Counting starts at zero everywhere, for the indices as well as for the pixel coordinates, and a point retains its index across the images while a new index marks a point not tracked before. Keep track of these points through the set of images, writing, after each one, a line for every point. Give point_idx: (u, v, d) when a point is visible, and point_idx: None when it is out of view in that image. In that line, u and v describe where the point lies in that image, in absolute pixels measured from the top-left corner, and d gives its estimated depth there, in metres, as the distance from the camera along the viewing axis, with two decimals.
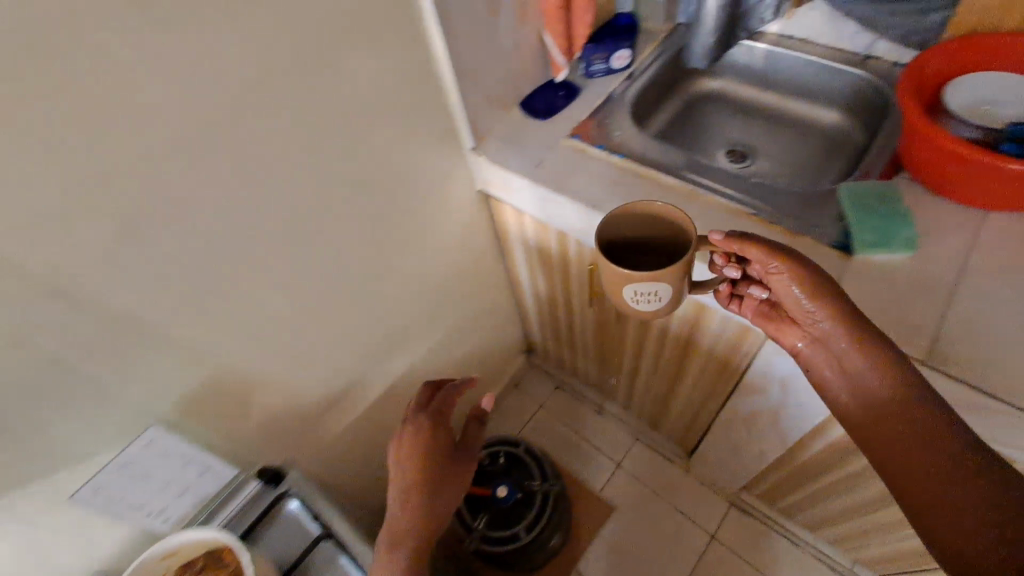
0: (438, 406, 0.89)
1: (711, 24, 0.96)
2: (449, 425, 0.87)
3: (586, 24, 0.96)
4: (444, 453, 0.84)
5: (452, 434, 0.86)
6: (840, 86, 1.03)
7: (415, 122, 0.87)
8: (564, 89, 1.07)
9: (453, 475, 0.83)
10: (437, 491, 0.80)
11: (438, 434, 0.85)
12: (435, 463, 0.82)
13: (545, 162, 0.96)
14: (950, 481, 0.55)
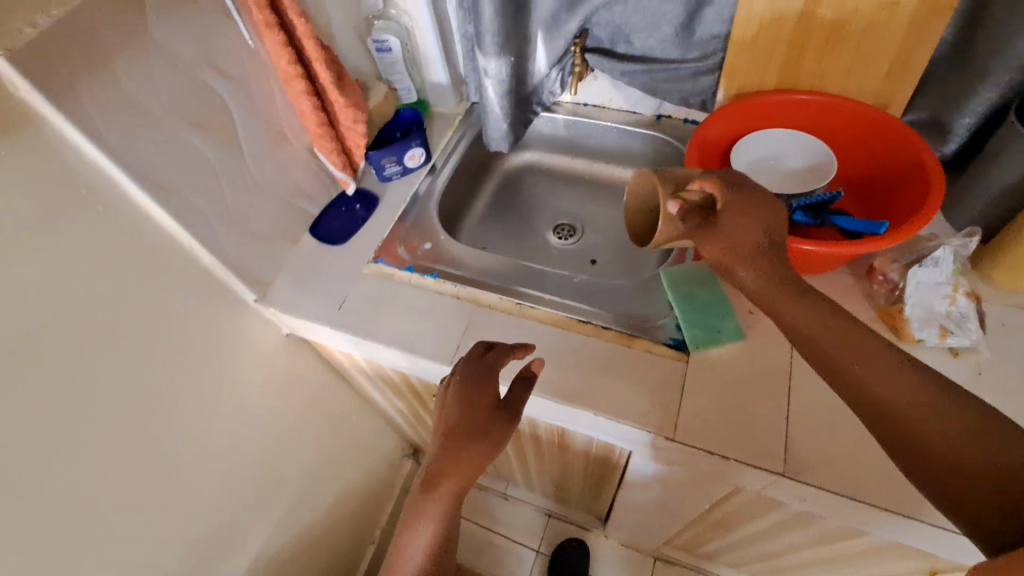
0: (476, 361, 0.65)
1: (498, 112, 0.91)
2: (488, 380, 0.64)
3: (362, 136, 0.86)
4: (478, 420, 0.61)
5: (493, 393, 0.63)
6: (640, 148, 1.03)
7: (162, 304, 0.67)
8: (361, 199, 0.93)
9: (489, 442, 0.61)
10: (465, 455, 0.59)
11: (473, 390, 0.63)
12: (472, 432, 0.60)
13: (349, 300, 0.82)
14: (880, 380, 0.47)
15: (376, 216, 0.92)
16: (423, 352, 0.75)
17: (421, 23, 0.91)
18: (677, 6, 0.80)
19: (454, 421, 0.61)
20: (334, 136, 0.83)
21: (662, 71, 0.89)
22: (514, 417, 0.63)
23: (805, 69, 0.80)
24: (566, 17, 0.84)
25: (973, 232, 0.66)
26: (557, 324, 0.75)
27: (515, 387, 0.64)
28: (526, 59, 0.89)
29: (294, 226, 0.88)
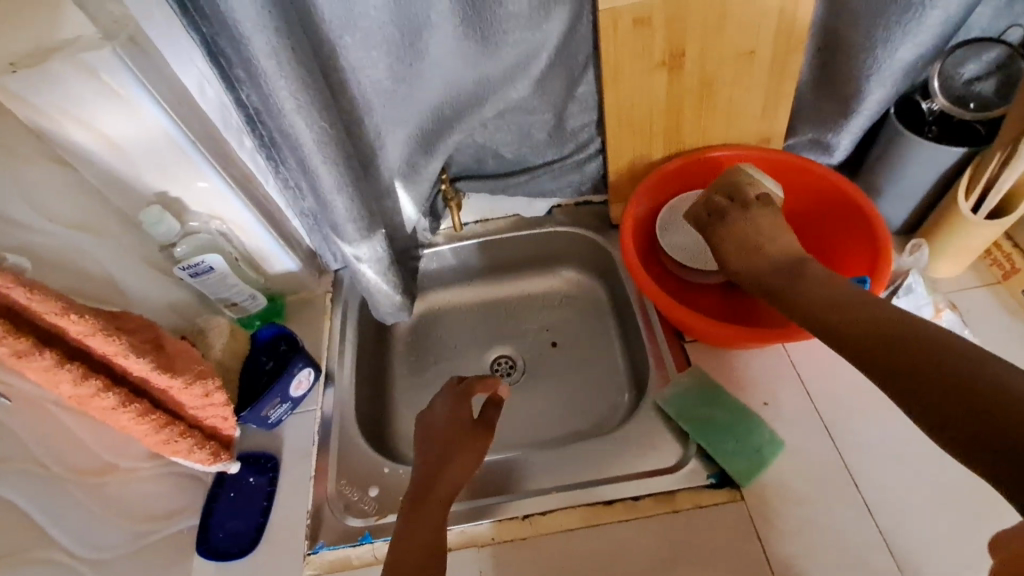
0: (440, 402, 0.59)
1: (384, 287, 0.72)
2: (461, 405, 0.58)
3: (226, 403, 0.60)
4: (454, 439, 0.56)
5: (466, 416, 0.57)
6: (546, 246, 0.90)
7: None
8: (250, 465, 0.67)
9: (465, 446, 0.55)
10: (449, 474, 0.53)
11: (451, 430, 0.57)
12: (456, 449, 0.55)
13: None
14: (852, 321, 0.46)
15: (296, 480, 0.67)
16: None
17: (236, 218, 0.68)
18: (545, 111, 0.71)
19: (429, 435, 0.56)
20: (185, 427, 0.58)
21: (543, 173, 0.79)
22: (491, 432, 0.58)
23: (688, 131, 0.75)
24: (425, 159, 0.70)
25: (917, 243, 0.69)
26: (586, 526, 0.61)
27: (486, 409, 0.59)
28: (395, 216, 0.72)
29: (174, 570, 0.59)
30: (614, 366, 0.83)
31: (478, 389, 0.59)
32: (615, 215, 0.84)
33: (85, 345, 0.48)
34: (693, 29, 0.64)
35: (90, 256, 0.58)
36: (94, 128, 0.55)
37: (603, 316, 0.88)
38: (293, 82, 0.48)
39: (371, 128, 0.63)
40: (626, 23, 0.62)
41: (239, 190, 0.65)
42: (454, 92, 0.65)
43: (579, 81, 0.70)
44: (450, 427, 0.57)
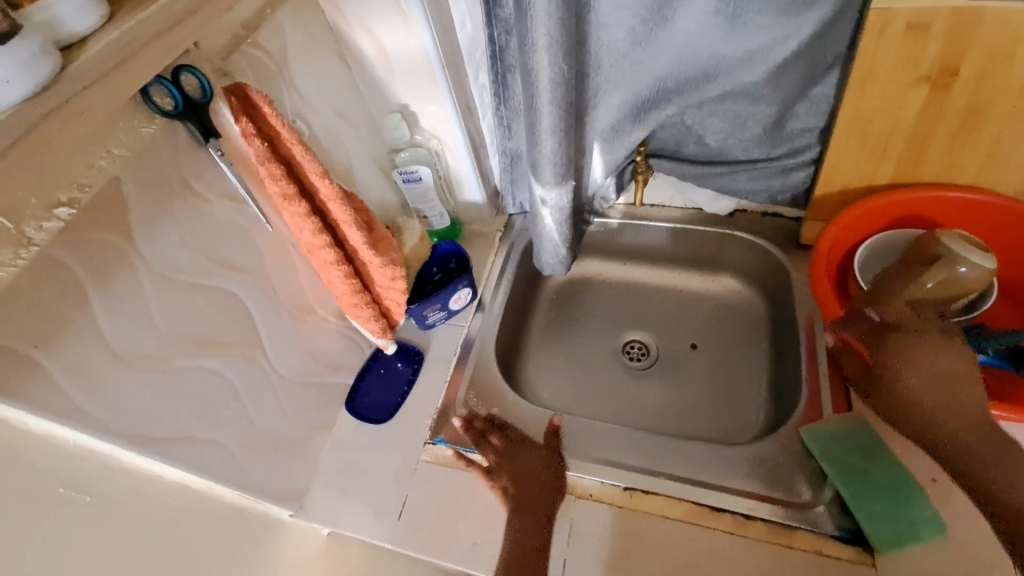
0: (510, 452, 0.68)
1: (556, 237, 0.76)
2: (530, 461, 0.67)
3: (402, 292, 0.69)
4: (527, 495, 0.63)
5: (538, 469, 0.66)
6: (716, 248, 0.87)
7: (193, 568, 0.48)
8: (401, 353, 0.76)
9: (541, 500, 0.63)
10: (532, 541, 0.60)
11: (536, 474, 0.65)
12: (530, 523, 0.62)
13: (411, 502, 0.65)
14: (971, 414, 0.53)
15: (434, 378, 0.75)
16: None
17: (451, 143, 0.77)
18: (770, 106, 0.68)
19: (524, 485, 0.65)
20: (370, 299, 0.68)
21: (742, 170, 0.76)
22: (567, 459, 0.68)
23: (929, 160, 0.66)
24: (631, 128, 0.71)
25: None
26: (688, 520, 0.60)
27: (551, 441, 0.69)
28: (583, 174, 0.75)
29: (328, 413, 0.70)
30: (752, 387, 0.79)
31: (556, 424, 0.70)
32: (808, 233, 0.78)
33: (326, 207, 0.59)
34: (985, 43, 0.56)
35: (343, 143, 0.70)
36: (376, 39, 0.66)
37: (755, 335, 0.84)
38: (551, 24, 0.53)
39: (593, 86, 0.66)
40: (897, 27, 0.57)
41: (462, 118, 0.74)
42: (683, 67, 0.65)
43: (818, 81, 0.67)
44: (523, 478, 0.65)
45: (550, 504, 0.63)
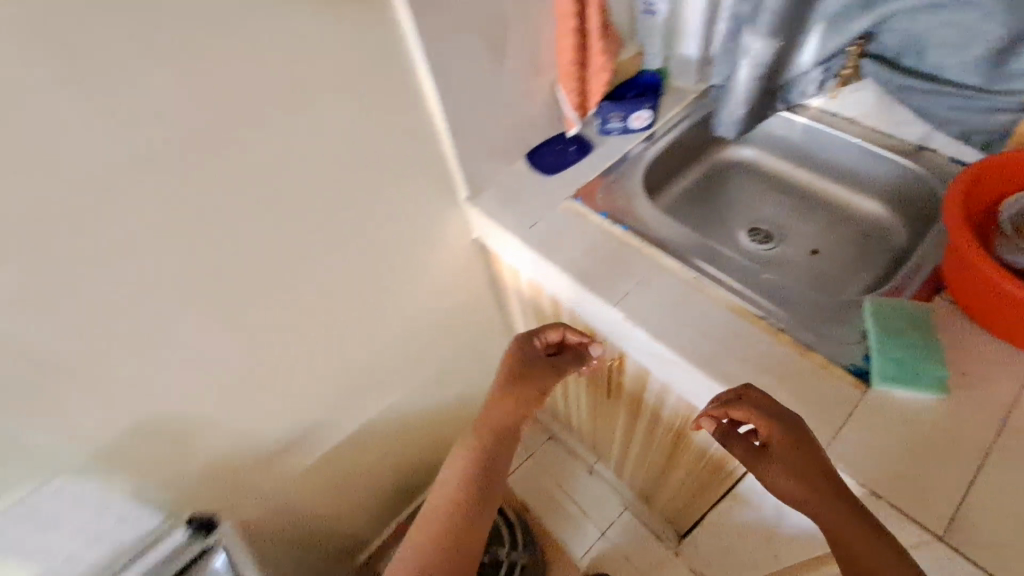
0: (512, 351, 0.88)
1: (740, 97, 0.88)
2: (568, 355, 0.88)
3: (603, 82, 0.92)
4: (524, 367, 0.86)
5: (540, 358, 0.87)
6: (882, 174, 0.93)
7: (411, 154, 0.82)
8: (578, 143, 1.00)
9: (530, 388, 0.86)
10: (478, 476, 0.82)
11: (526, 357, 0.87)
12: (488, 437, 0.85)
13: (540, 223, 0.91)
14: (813, 501, 0.59)
15: (592, 164, 0.98)
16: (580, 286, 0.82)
17: None
18: (1005, 28, 0.70)
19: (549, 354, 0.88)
20: (581, 77, 0.92)
21: (948, 97, 0.79)
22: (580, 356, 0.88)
23: None
24: (856, 16, 0.79)
25: None
26: (726, 318, 0.75)
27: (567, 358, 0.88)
28: (792, 52, 0.85)
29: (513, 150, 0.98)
30: (846, 289, 0.89)
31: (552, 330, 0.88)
32: None
33: None
34: None
35: None
36: None
37: (874, 256, 0.92)
38: None
39: None
40: None
41: None
42: None
43: None
44: (552, 370, 0.86)
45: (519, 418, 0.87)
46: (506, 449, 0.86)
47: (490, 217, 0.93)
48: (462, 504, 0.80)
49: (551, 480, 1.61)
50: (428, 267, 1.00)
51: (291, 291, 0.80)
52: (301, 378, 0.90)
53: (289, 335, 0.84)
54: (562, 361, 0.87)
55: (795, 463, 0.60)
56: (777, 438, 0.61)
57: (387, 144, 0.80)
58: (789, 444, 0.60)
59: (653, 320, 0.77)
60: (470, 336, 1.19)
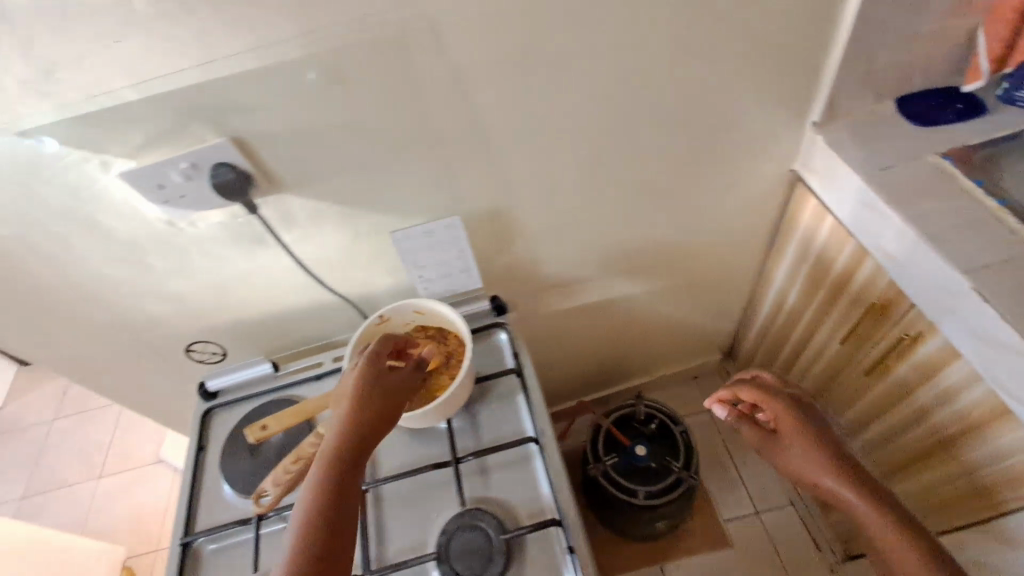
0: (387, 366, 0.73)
1: None
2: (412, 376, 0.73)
3: None
4: (382, 394, 0.70)
5: (402, 382, 0.72)
6: None
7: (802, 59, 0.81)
8: (967, 103, 0.89)
9: (373, 400, 0.69)
10: (358, 411, 0.68)
11: (393, 376, 0.72)
12: (360, 390, 0.70)
13: (896, 168, 0.84)
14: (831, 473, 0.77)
15: (981, 128, 0.86)
16: (920, 240, 0.76)
17: None
18: None
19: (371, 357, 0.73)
20: (1018, 30, 0.79)
21: None
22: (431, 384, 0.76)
23: None
24: None
25: None
26: None
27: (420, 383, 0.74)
28: None
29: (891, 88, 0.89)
30: None
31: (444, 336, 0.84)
32: None
33: None
34: None
35: None
36: None
37: None
38: None
39: None
40: None
41: None
42: None
43: None
44: (392, 395, 0.70)
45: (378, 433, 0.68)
46: (387, 417, 0.70)
47: (834, 150, 0.89)
48: (330, 477, 0.63)
49: (721, 439, 1.61)
50: (737, 175, 1.01)
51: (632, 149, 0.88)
52: (594, 234, 1.01)
53: (604, 186, 0.94)
54: (398, 373, 0.72)
55: (819, 457, 0.77)
56: (798, 437, 0.80)
57: (786, 31, 0.80)
58: (811, 442, 0.79)
59: (1013, 302, 0.69)
60: (724, 260, 1.21)
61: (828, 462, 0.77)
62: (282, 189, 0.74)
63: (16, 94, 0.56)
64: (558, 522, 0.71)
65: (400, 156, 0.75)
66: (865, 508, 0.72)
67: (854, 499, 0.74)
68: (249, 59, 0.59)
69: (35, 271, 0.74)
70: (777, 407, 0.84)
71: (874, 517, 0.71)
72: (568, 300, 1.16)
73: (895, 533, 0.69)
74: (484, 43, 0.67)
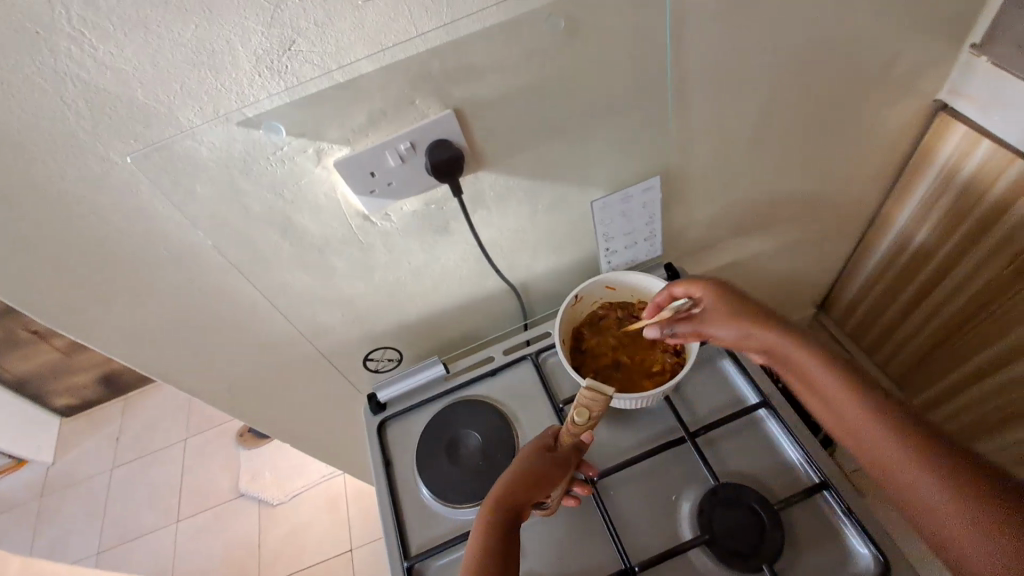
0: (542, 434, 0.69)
1: None
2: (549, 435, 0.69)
3: None
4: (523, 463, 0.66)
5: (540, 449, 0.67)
6: None
7: None
8: None
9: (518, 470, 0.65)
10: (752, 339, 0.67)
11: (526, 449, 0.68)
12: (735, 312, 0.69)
13: None
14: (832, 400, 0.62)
15: None
16: None
17: None
18: None
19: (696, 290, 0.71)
20: None
21: None
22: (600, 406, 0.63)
23: None
24: None
25: None
26: None
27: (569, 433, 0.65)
28: None
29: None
30: None
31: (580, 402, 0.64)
32: None
33: None
34: None
35: None
36: None
37: None
38: None
39: None
40: None
41: None
42: None
43: None
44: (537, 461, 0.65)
45: (526, 500, 0.63)
46: (543, 479, 0.64)
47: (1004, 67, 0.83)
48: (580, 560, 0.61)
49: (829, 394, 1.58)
50: (885, 115, 0.95)
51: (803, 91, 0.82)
52: (746, 190, 0.96)
53: None
54: (542, 446, 0.67)
55: (885, 441, 0.55)
56: (857, 419, 0.58)
57: None
58: (871, 426, 0.57)
59: None
60: (850, 208, 1.17)
61: (868, 418, 0.57)
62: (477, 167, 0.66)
63: (246, 75, 0.49)
64: (826, 486, 0.67)
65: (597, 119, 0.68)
66: (909, 471, 0.53)
67: (904, 459, 0.54)
68: (496, 13, 0.53)
69: (218, 291, 0.66)
70: (883, 426, 0.56)
71: (918, 487, 0.52)
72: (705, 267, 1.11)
73: (941, 487, 0.51)
74: None
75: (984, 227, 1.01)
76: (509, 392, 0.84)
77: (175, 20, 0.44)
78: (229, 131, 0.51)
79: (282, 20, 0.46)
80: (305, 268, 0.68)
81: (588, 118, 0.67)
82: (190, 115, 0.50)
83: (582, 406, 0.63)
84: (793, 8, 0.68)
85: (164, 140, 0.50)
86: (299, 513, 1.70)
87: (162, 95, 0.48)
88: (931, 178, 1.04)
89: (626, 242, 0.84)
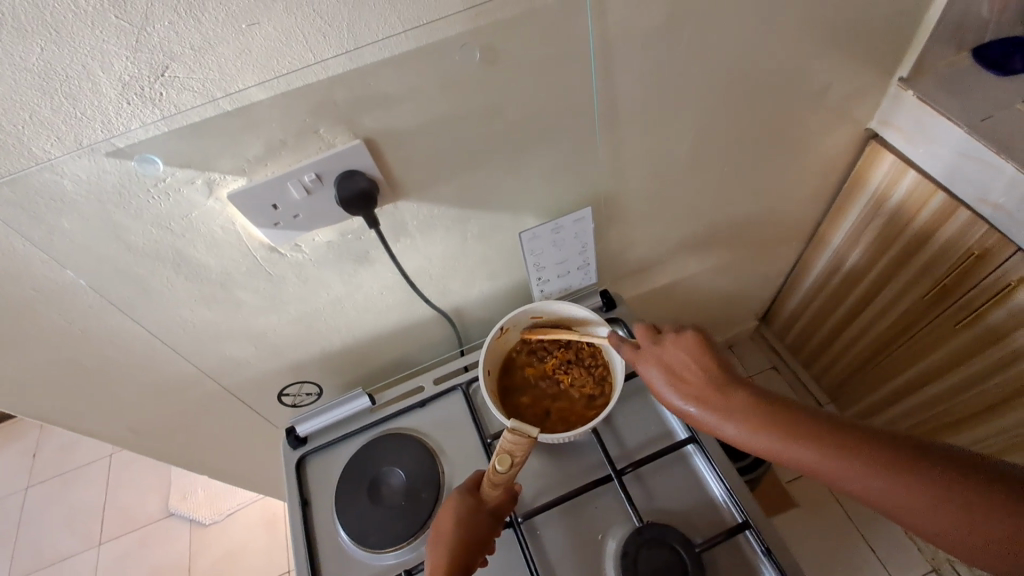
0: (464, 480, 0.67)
1: None
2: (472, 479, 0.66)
3: None
4: (450, 510, 0.64)
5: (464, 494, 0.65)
6: None
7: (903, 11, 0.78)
8: None
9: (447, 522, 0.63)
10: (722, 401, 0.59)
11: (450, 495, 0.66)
12: (698, 374, 0.62)
13: (997, 118, 0.81)
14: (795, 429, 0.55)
15: None
16: None
17: None
18: None
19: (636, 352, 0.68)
20: None
21: None
22: (524, 443, 0.60)
23: None
24: None
25: None
26: None
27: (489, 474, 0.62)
28: None
29: (989, 38, 0.86)
30: None
31: (500, 444, 0.61)
32: None
33: None
34: None
35: None
36: None
37: None
38: None
39: None
40: None
41: None
42: None
43: None
44: (461, 506, 0.64)
45: (459, 548, 0.61)
46: (471, 524, 0.62)
47: (928, 102, 0.85)
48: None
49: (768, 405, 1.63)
50: (817, 143, 0.96)
51: (738, 120, 0.81)
52: (685, 215, 0.95)
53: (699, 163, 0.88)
54: (465, 491, 0.65)
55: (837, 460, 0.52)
56: (845, 472, 0.51)
57: None
58: (867, 475, 0.50)
59: None
60: (788, 229, 1.18)
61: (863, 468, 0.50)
62: (395, 196, 0.62)
63: (111, 102, 0.43)
64: (748, 526, 0.66)
65: (523, 149, 0.65)
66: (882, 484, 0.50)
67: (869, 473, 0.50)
68: (406, 40, 0.49)
69: (104, 330, 0.59)
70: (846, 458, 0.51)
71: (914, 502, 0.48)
72: (647, 287, 1.10)
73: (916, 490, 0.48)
74: (627, 10, 0.58)
75: (908, 253, 1.04)
76: (437, 424, 0.81)
77: (14, 42, 0.38)
78: (95, 164, 0.45)
79: (149, 44, 0.41)
80: (206, 301, 0.62)
81: (512, 147, 0.64)
82: (46, 145, 0.44)
83: (504, 451, 0.60)
84: (723, 41, 0.67)
85: (15, 173, 0.44)
86: (234, 533, 1.62)
87: (7, 124, 0.42)
88: (862, 204, 1.07)
89: (560, 271, 0.82)
